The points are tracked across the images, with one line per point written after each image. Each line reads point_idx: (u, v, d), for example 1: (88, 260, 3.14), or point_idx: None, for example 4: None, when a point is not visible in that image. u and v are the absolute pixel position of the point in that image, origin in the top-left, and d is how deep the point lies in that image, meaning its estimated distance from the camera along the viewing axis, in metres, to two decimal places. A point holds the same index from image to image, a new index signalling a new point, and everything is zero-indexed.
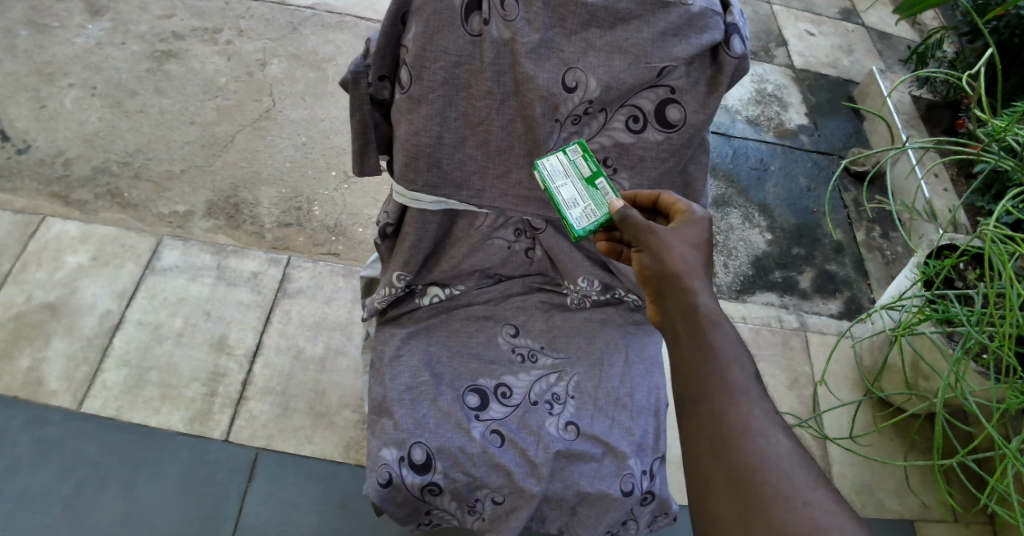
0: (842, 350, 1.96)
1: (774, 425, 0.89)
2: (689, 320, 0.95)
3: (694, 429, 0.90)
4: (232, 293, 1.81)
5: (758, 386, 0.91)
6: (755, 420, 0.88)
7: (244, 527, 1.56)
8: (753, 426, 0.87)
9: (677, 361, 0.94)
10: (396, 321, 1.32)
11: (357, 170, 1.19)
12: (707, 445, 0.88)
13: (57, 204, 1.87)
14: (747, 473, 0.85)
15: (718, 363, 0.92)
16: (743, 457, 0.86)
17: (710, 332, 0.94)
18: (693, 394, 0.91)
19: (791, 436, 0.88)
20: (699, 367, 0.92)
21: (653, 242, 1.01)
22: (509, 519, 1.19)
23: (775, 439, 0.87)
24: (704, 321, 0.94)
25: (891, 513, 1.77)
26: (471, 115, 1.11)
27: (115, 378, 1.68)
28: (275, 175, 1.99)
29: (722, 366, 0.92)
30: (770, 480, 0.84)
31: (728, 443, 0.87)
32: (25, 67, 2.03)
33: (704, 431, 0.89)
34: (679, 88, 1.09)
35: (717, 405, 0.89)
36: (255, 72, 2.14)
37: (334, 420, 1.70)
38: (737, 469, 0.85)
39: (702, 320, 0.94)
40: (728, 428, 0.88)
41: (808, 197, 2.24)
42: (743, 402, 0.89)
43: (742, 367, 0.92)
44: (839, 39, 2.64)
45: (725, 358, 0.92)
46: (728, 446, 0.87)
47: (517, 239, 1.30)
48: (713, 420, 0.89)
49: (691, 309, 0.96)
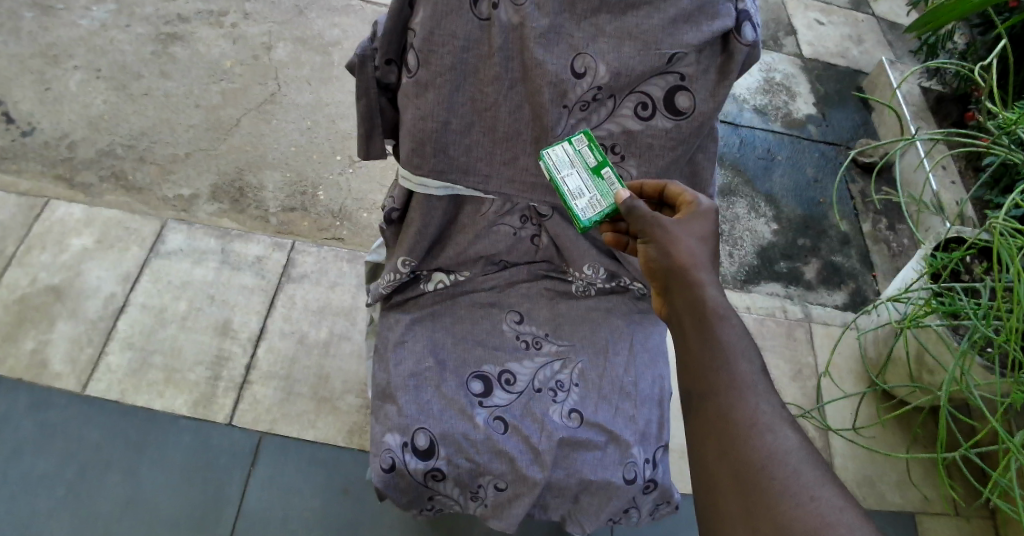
0: (847, 342, 1.96)
1: (779, 419, 0.90)
2: (695, 316, 0.96)
3: (700, 425, 0.91)
4: (236, 277, 1.81)
5: (765, 380, 0.92)
6: (762, 415, 0.89)
7: (247, 511, 1.57)
8: (759, 422, 0.89)
9: (684, 356, 0.95)
10: (400, 306, 1.32)
11: (363, 155, 1.18)
12: (712, 441, 0.90)
13: (61, 186, 1.87)
14: (752, 469, 0.86)
15: (724, 358, 0.93)
16: (749, 454, 0.87)
17: (717, 326, 0.94)
18: (700, 390, 0.92)
19: (797, 430, 0.89)
20: (706, 363, 0.93)
21: (661, 237, 1.01)
22: (512, 506, 1.19)
23: (781, 435, 0.88)
24: (710, 315, 0.95)
25: (892, 506, 1.77)
26: (478, 100, 1.10)
27: (120, 360, 1.68)
28: (279, 159, 1.99)
29: (728, 361, 0.92)
30: (777, 475, 0.86)
31: (734, 439, 0.88)
32: (29, 49, 2.02)
33: (710, 427, 0.90)
34: (688, 75, 1.08)
35: (724, 401, 0.90)
36: (260, 55, 2.13)
37: (338, 405, 1.70)
38: (743, 466, 0.87)
39: (709, 315, 0.95)
40: (734, 425, 0.89)
41: (815, 188, 2.23)
42: (749, 398, 0.90)
43: (749, 360, 0.93)
44: (849, 28, 2.62)
45: (732, 352, 0.93)
46: (733, 442, 0.88)
47: (523, 225, 1.29)
48: (718, 418, 0.90)
49: (699, 304, 0.96)
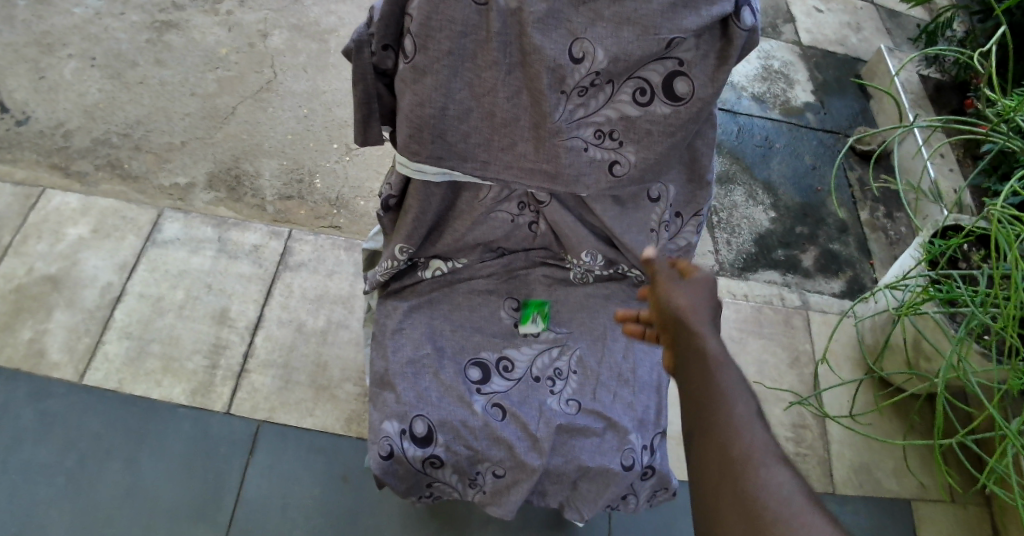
0: (844, 330, 1.96)
1: (779, 458, 0.82)
2: (696, 362, 0.90)
3: (698, 468, 0.84)
4: (233, 266, 1.80)
5: (762, 418, 0.85)
6: (761, 452, 0.82)
7: (246, 499, 1.57)
8: (758, 459, 0.81)
9: (684, 401, 0.89)
10: (398, 294, 1.32)
11: (360, 140, 1.18)
12: (711, 479, 0.82)
13: (57, 175, 1.86)
14: (754, 506, 0.79)
15: (722, 401, 0.86)
16: (749, 493, 0.79)
17: (716, 370, 0.88)
18: (698, 430, 0.86)
19: (796, 469, 0.81)
20: (705, 402, 0.86)
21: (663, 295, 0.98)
22: (510, 493, 1.20)
23: (782, 473, 0.80)
24: (711, 363, 0.89)
25: (888, 493, 1.78)
26: (476, 86, 1.08)
27: (117, 349, 1.68)
28: (276, 147, 1.98)
29: (727, 400, 0.86)
30: (778, 511, 0.78)
31: (732, 475, 0.81)
32: (23, 38, 2.01)
33: (707, 467, 0.83)
34: (687, 60, 1.08)
35: (722, 437, 0.83)
36: (256, 43, 2.12)
37: (336, 393, 1.70)
38: (744, 502, 0.79)
39: (709, 361, 0.89)
40: (731, 460, 0.82)
41: (813, 176, 2.22)
42: (747, 434, 0.83)
43: (747, 401, 0.86)
44: (848, 16, 2.61)
45: (730, 393, 0.86)
46: (732, 479, 0.81)
47: (520, 212, 1.27)
48: (715, 454, 0.83)
49: (700, 352, 0.91)
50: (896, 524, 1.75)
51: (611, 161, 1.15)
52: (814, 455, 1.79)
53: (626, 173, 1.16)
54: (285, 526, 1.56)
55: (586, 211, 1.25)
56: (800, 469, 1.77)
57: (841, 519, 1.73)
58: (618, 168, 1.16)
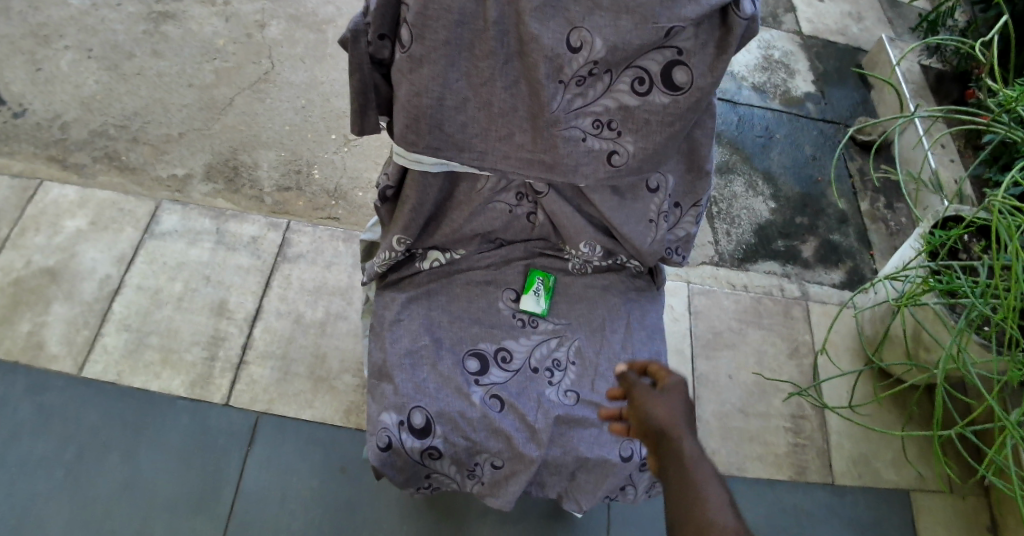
0: (844, 320, 1.95)
1: None
2: (678, 471, 0.99)
3: None
4: (232, 257, 1.80)
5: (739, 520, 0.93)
6: None
7: (245, 490, 1.58)
8: None
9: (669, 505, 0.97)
10: (395, 285, 1.31)
11: (357, 130, 1.17)
12: None
13: (54, 167, 1.85)
14: None
15: (703, 506, 0.94)
16: None
17: (697, 478, 0.97)
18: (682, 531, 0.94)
19: None
20: (687, 506, 0.95)
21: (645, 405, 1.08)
22: (508, 484, 1.20)
23: None
24: (692, 473, 0.98)
25: (887, 484, 1.78)
26: (473, 75, 1.08)
27: (116, 341, 1.67)
28: (274, 138, 1.97)
29: (707, 504, 0.94)
30: None
31: None
32: (19, 29, 1.99)
33: None
34: (686, 50, 1.07)
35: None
36: (253, 33, 2.10)
37: (334, 385, 1.70)
38: None
39: (689, 470, 0.98)
40: None
41: (813, 166, 2.22)
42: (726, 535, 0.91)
43: (725, 505, 0.94)
44: (849, 5, 2.59)
45: (709, 499, 0.95)
46: None
47: (519, 203, 1.27)
48: None
49: (681, 461, 1.00)
50: (894, 515, 1.75)
51: (610, 151, 1.14)
52: (812, 446, 1.79)
53: (625, 163, 1.15)
54: (284, 518, 1.57)
55: (584, 202, 1.25)
56: (799, 460, 1.77)
57: (839, 510, 1.74)
58: (616, 158, 1.15)
